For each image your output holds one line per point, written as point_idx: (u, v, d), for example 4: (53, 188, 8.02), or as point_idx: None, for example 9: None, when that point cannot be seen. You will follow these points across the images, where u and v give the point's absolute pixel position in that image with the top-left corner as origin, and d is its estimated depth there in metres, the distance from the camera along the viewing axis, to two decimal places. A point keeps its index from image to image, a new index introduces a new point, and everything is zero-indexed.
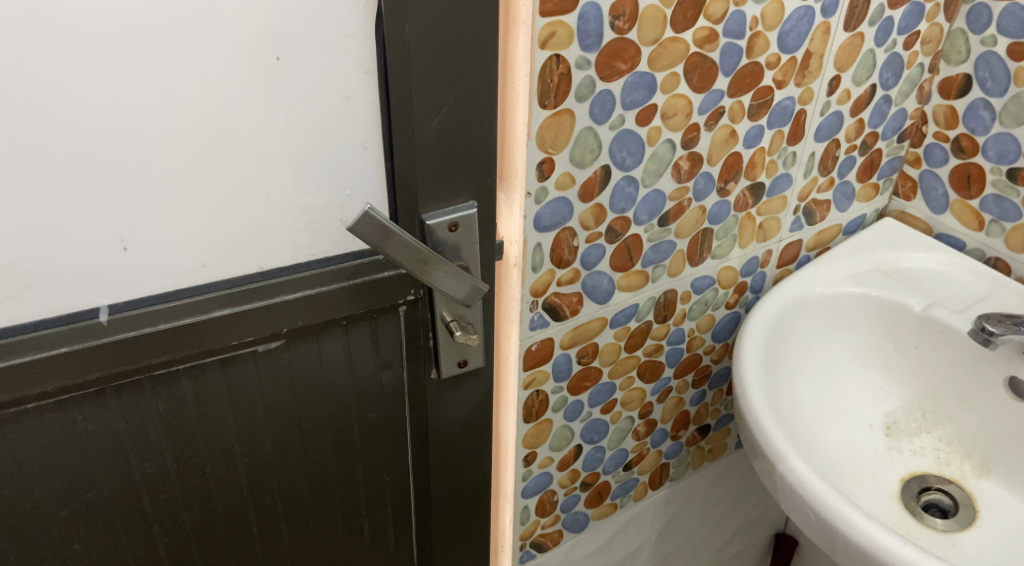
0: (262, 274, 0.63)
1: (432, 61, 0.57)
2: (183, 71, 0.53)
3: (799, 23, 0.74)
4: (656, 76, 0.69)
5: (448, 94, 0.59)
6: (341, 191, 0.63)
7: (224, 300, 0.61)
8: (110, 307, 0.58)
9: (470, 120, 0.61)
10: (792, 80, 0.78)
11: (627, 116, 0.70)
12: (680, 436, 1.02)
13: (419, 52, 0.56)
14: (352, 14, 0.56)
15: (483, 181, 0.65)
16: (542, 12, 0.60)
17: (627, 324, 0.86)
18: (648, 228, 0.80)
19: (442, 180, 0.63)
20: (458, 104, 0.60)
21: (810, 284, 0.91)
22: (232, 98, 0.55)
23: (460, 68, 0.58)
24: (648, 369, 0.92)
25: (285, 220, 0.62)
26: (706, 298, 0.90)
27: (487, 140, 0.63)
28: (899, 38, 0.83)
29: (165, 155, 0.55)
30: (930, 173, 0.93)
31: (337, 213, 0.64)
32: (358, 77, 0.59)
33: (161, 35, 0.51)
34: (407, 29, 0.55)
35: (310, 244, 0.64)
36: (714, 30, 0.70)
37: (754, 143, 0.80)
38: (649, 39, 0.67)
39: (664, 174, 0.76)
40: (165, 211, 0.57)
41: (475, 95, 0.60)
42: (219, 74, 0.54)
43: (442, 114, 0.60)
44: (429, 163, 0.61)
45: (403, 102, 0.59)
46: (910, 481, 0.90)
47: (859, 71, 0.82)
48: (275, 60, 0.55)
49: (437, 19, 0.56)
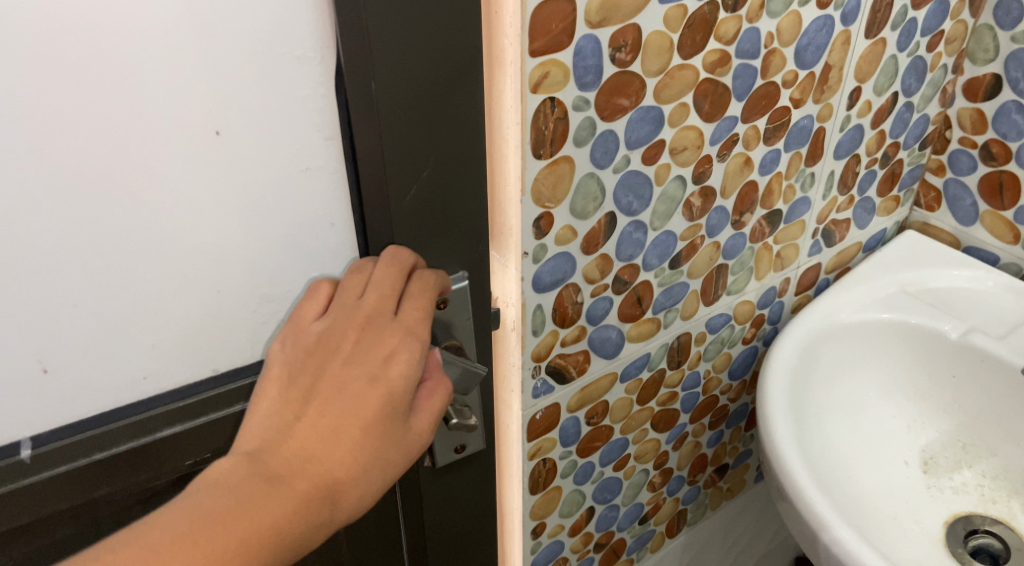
0: (215, 378, 0.54)
1: (404, 120, 0.48)
2: (102, 155, 0.44)
3: (818, 34, 0.65)
4: (664, 109, 0.60)
5: (428, 158, 0.50)
6: (308, 270, 0.54)
7: (172, 417, 0.53)
8: (34, 438, 0.50)
9: (455, 183, 0.52)
10: (810, 97, 0.69)
11: (632, 156, 0.61)
12: (697, 479, 0.94)
13: (389, 111, 0.47)
14: (306, 72, 0.46)
15: (473, 248, 0.56)
16: (532, 51, 0.50)
17: (638, 376, 0.77)
18: (658, 272, 0.71)
19: (425, 251, 0.54)
20: (439, 167, 0.51)
21: (835, 313, 0.83)
22: (166, 185, 0.46)
23: (438, 126, 0.49)
24: (662, 419, 0.83)
25: (241, 313, 0.53)
26: (723, 336, 0.82)
27: (475, 201, 0.54)
28: (922, 39, 0.74)
29: (91, 258, 0.46)
30: (955, 182, 0.85)
31: (304, 298, 0.55)
32: (317, 143, 0.49)
33: (70, 118, 0.42)
34: (373, 86, 0.46)
35: (273, 336, 0.55)
36: (727, 52, 0.61)
37: (771, 169, 0.72)
38: (654, 69, 0.57)
39: (674, 213, 0.67)
40: (96, 324, 0.48)
41: (458, 154, 0.51)
42: (149, 157, 0.45)
43: (421, 179, 0.51)
44: (410, 236, 0.53)
45: (374, 169, 0.49)
46: (955, 523, 0.82)
47: (880, 80, 0.74)
48: (214, 134, 0.46)
49: (412, 75, 0.47)
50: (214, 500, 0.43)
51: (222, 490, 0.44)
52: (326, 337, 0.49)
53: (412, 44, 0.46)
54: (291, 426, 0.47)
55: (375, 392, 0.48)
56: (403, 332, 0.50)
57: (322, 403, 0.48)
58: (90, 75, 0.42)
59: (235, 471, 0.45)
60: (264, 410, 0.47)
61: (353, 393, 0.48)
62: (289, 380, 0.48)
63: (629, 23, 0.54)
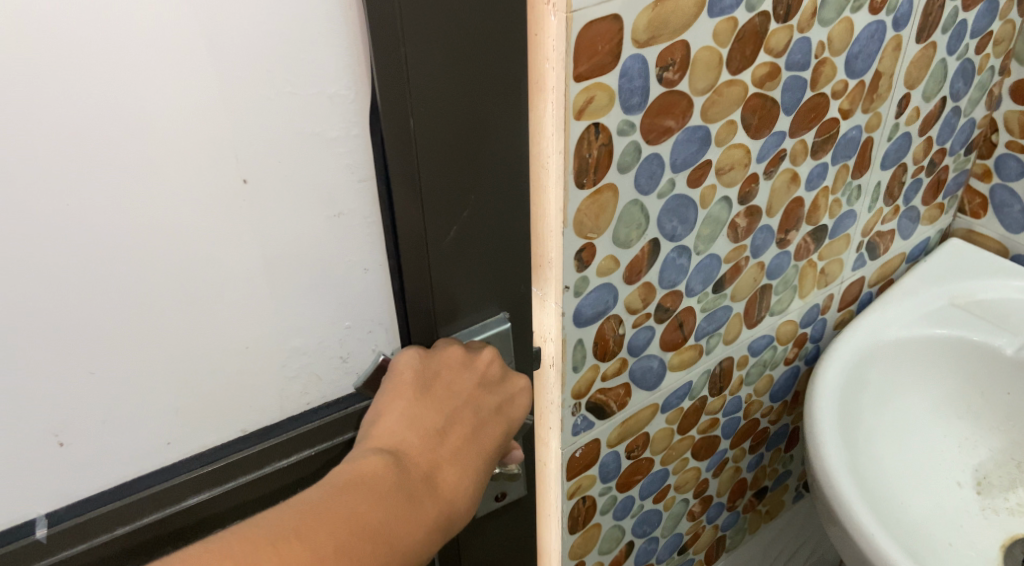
0: (246, 437, 0.54)
1: (441, 159, 0.46)
2: (129, 215, 0.43)
3: (869, 41, 0.61)
4: (710, 128, 0.56)
5: (466, 196, 0.48)
6: (340, 321, 0.53)
7: (197, 485, 0.51)
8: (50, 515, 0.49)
9: (491, 222, 0.50)
10: (860, 107, 0.65)
11: (677, 179, 0.57)
12: (736, 504, 0.90)
13: (426, 151, 0.45)
14: (339, 112, 0.45)
15: (512, 287, 0.54)
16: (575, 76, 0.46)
17: (680, 406, 0.73)
18: (702, 298, 0.66)
19: (465, 292, 0.52)
20: (478, 205, 0.49)
21: (881, 330, 0.79)
22: (193, 242, 0.45)
23: (479, 163, 0.47)
24: (703, 447, 0.79)
25: (268, 368, 0.53)
26: (765, 358, 0.78)
27: (516, 238, 0.52)
28: (972, 41, 0.70)
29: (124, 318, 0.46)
30: (1002, 187, 0.81)
31: (337, 348, 0.54)
32: (352, 187, 0.48)
33: (94, 179, 0.41)
34: (411, 124, 0.44)
35: (305, 390, 0.55)
36: (776, 65, 0.56)
37: (817, 183, 0.67)
38: (702, 87, 0.53)
39: (719, 235, 0.63)
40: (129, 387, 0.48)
41: (499, 191, 0.49)
42: (173, 213, 0.44)
43: (461, 220, 0.49)
44: (444, 277, 0.50)
45: (411, 212, 0.47)
46: (1013, 546, 0.79)
47: (930, 85, 0.69)
48: (240, 182, 0.45)
49: (452, 111, 0.44)
50: (369, 506, 0.43)
51: (376, 493, 0.44)
52: (459, 359, 0.51)
53: (451, 82, 0.44)
54: (434, 441, 0.49)
55: (495, 423, 0.52)
56: (519, 378, 0.55)
57: (455, 423, 0.50)
58: (112, 137, 0.41)
59: (386, 470, 0.45)
60: (405, 411, 0.49)
61: (479, 421, 0.51)
62: (430, 386, 0.50)
63: (677, 39, 0.49)
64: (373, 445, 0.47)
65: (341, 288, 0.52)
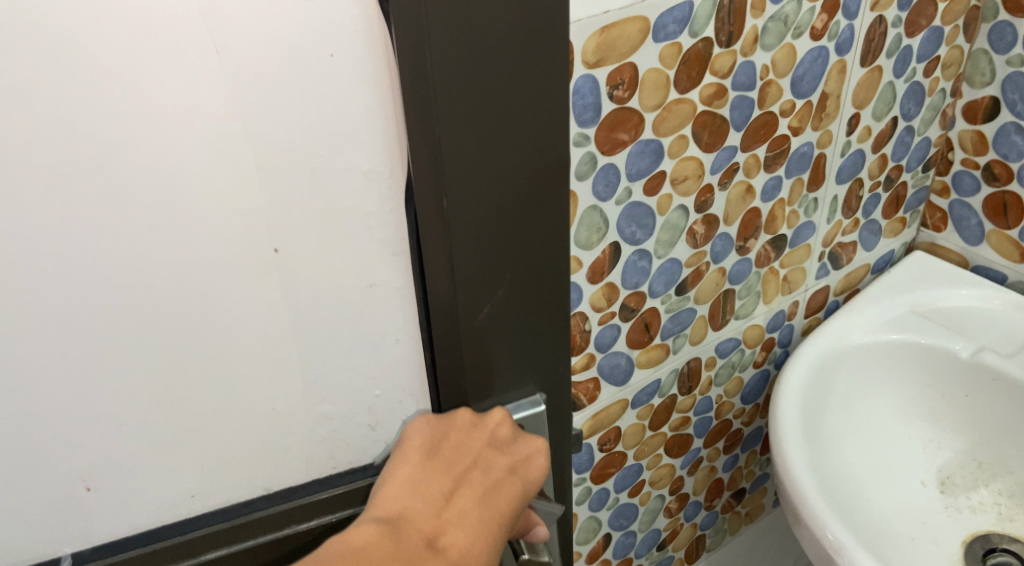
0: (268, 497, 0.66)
1: (478, 242, 0.56)
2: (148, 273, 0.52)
3: (812, 65, 0.67)
4: (663, 141, 0.62)
5: (502, 275, 0.59)
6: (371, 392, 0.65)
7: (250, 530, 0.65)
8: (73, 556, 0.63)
9: (520, 305, 0.61)
10: (809, 125, 0.71)
11: (634, 188, 0.63)
12: (714, 504, 0.95)
13: (462, 239, 0.56)
14: (376, 193, 0.55)
15: (547, 373, 0.67)
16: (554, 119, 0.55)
17: (650, 402, 0.78)
18: (665, 299, 0.72)
19: (505, 364, 0.65)
20: (513, 283, 0.60)
21: (845, 335, 0.84)
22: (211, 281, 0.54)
23: (512, 244, 0.58)
24: (676, 444, 0.84)
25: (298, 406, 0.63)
26: (733, 360, 0.83)
27: (549, 312, 0.63)
28: (919, 65, 0.76)
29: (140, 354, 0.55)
30: (960, 202, 0.86)
31: (367, 417, 0.66)
32: (386, 262, 0.58)
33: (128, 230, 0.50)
34: (446, 203, 0.54)
35: (329, 451, 0.67)
36: (722, 85, 0.62)
37: (773, 196, 0.73)
38: (652, 104, 0.59)
39: (678, 241, 0.69)
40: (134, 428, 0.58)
41: (532, 271, 0.60)
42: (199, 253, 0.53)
43: (495, 296, 0.60)
44: (474, 349, 0.62)
45: (454, 291, 0.58)
46: (973, 542, 0.83)
47: (879, 106, 0.75)
48: (273, 252, 0.54)
49: (488, 199, 0.55)
50: None
51: (370, 556, 0.52)
52: (462, 440, 0.62)
53: (488, 180, 0.54)
54: (438, 509, 0.58)
55: (510, 481, 0.61)
56: (535, 439, 0.64)
57: (467, 486, 0.60)
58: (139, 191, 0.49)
59: (379, 536, 0.54)
60: (403, 479, 0.60)
61: (491, 484, 0.61)
62: (431, 452, 0.61)
63: (625, 61, 0.56)
64: (373, 517, 0.57)
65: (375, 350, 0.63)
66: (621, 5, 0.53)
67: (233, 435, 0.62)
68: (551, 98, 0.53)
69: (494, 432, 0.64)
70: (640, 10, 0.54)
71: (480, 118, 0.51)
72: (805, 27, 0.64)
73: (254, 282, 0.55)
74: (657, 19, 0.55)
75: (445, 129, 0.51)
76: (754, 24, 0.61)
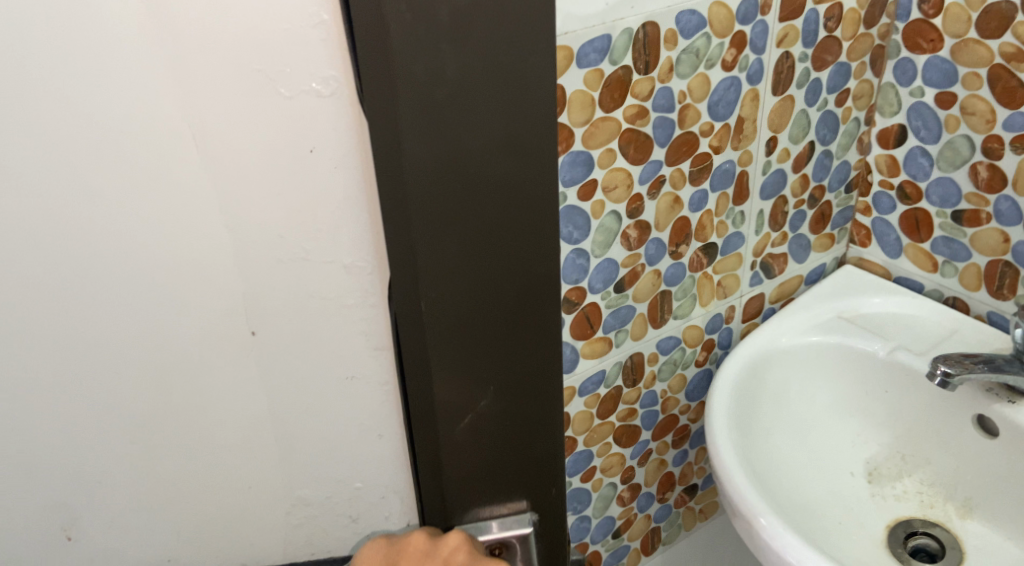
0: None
1: (458, 359, 0.74)
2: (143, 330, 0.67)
3: (726, 92, 0.78)
4: (592, 153, 0.73)
5: (485, 386, 0.77)
6: (347, 480, 0.82)
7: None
8: None
9: (507, 399, 0.79)
10: (729, 145, 0.82)
11: (568, 193, 0.73)
12: (667, 498, 1.03)
13: (445, 361, 0.74)
14: (352, 291, 0.70)
15: (529, 488, 0.85)
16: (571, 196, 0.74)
17: (596, 392, 0.88)
18: (605, 296, 0.82)
19: (485, 467, 0.82)
20: (496, 393, 0.78)
21: (776, 337, 0.93)
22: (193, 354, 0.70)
23: (490, 361, 0.75)
24: (624, 434, 0.93)
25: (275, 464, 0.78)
26: (675, 358, 0.93)
27: (527, 417, 0.81)
28: (830, 95, 0.87)
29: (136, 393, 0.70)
30: (881, 220, 0.96)
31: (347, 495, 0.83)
32: (365, 359, 0.75)
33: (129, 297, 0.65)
34: (423, 314, 0.70)
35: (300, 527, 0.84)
36: (643, 107, 0.74)
37: (700, 207, 0.84)
38: (580, 121, 0.70)
39: (614, 243, 0.79)
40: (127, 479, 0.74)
41: (509, 384, 0.78)
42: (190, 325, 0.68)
43: (476, 410, 0.78)
44: (459, 446, 0.80)
45: (441, 402, 0.76)
46: (896, 527, 0.91)
47: (795, 131, 0.86)
48: (250, 334, 0.70)
49: (472, 320, 0.72)
50: None
51: None
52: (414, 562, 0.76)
53: (471, 315, 0.72)
54: None
55: None
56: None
57: None
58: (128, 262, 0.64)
59: None
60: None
61: None
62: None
63: None
64: None
65: (355, 441, 0.80)
66: None
67: (215, 488, 0.78)
68: (531, 240, 0.70)
69: (449, 555, 0.77)
70: (564, 40, 0.65)
71: (470, 247, 0.68)
72: (716, 58, 0.76)
73: (240, 365, 0.72)
74: (580, 48, 0.66)
75: (424, 247, 0.67)
76: (668, 55, 0.72)
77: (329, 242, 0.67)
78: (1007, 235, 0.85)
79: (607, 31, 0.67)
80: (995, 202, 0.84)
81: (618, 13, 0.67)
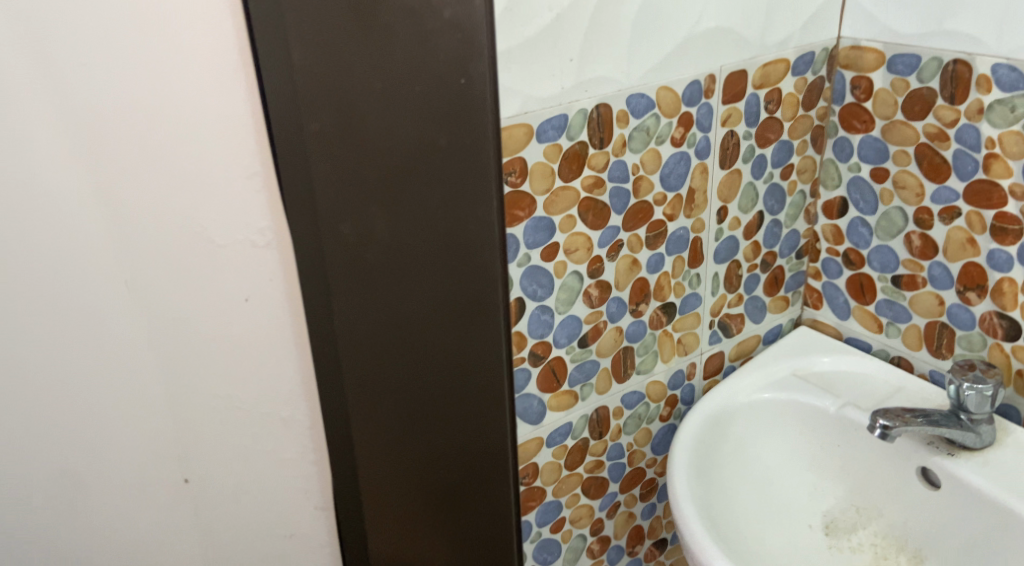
0: None
1: (391, 411, 0.90)
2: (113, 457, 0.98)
3: (677, 165, 0.87)
4: (553, 218, 0.81)
5: (426, 450, 0.90)
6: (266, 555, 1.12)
7: None
8: None
9: (446, 465, 0.91)
10: (682, 213, 0.90)
11: (532, 254, 0.81)
12: (637, 550, 1.08)
13: (379, 410, 0.90)
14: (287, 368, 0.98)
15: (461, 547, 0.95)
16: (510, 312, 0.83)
17: (564, 443, 0.93)
18: (570, 350, 0.89)
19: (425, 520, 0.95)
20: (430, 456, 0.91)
21: (735, 393, 0.99)
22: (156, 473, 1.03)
23: (426, 425, 0.89)
24: (592, 485, 0.98)
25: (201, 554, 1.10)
26: (639, 412, 0.98)
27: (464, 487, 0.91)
28: (775, 170, 0.95)
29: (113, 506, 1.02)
30: (830, 284, 1.04)
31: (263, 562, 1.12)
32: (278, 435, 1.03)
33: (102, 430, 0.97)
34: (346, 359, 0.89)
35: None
36: (600, 177, 0.82)
37: (658, 269, 0.91)
38: (541, 189, 0.78)
39: (576, 300, 0.86)
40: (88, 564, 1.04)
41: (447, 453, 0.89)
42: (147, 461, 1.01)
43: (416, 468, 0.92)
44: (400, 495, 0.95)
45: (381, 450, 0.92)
46: None
47: (743, 201, 0.94)
48: (184, 480, 1.04)
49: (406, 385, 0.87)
50: None
51: None
52: None
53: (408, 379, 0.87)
54: None
55: None
56: None
57: None
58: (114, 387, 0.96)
59: None
60: None
61: None
62: None
63: (515, 156, 0.75)
64: None
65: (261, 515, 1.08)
66: (508, 115, 0.73)
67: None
68: (462, 335, 0.82)
69: None
70: (524, 118, 0.74)
71: (395, 319, 0.84)
72: (666, 136, 0.84)
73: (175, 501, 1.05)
74: (539, 125, 0.75)
75: (351, 300, 0.84)
76: (621, 132, 0.81)
77: (243, 355, 0.98)
78: (941, 297, 0.92)
79: (564, 111, 0.76)
80: (929, 267, 0.92)
81: (573, 95, 0.76)
